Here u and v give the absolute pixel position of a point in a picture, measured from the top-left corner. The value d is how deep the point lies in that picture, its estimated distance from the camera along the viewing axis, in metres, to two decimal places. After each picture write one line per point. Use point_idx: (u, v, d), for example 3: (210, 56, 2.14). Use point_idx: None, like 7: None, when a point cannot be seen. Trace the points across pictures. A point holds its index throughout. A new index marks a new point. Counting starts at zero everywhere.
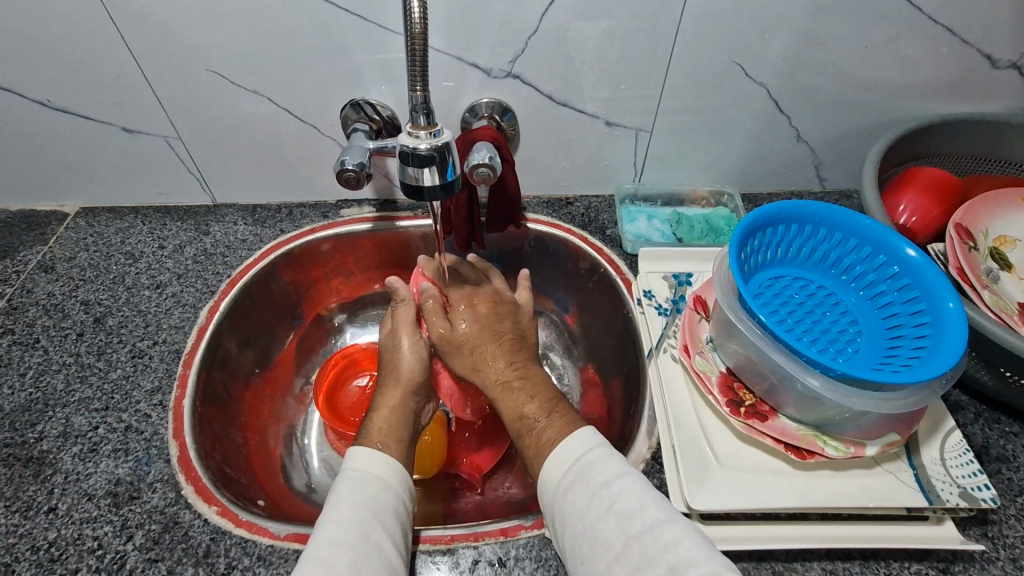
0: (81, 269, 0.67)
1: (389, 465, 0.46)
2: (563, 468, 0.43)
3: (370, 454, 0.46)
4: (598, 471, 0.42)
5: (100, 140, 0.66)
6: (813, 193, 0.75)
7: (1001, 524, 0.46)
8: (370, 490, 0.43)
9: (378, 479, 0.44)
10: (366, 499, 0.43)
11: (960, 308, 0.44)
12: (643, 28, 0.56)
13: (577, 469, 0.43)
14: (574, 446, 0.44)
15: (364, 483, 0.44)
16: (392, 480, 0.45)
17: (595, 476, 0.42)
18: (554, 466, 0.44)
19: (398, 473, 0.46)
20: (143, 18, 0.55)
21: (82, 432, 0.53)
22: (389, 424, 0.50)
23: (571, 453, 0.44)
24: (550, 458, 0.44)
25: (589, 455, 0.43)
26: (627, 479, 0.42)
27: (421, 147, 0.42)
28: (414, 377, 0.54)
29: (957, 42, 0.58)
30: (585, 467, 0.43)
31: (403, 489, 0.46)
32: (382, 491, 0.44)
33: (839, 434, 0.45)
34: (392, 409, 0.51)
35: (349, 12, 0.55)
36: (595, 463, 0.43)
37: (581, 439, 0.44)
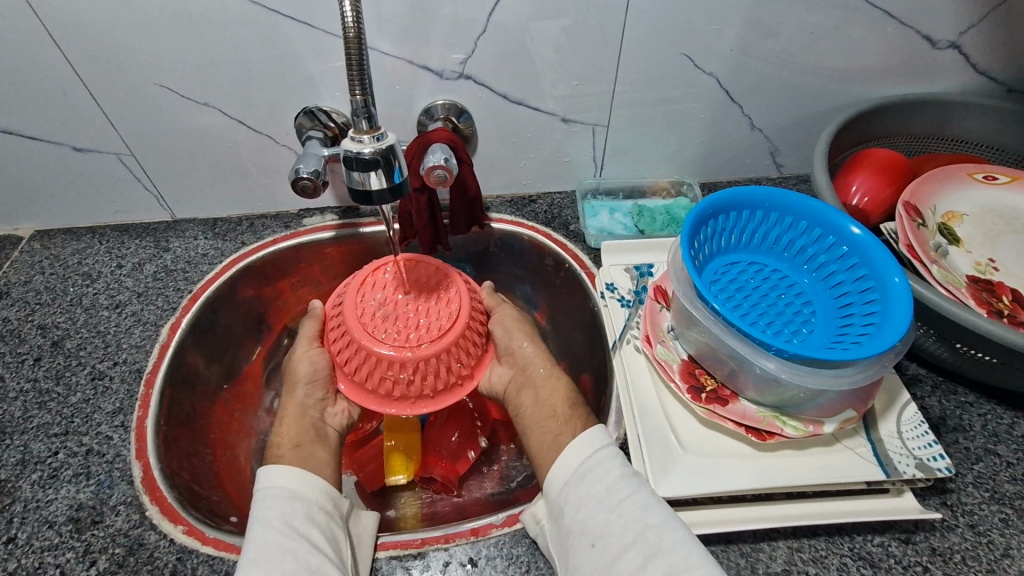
0: (37, 292, 0.66)
1: (295, 475, 0.46)
2: (579, 458, 0.46)
3: (278, 471, 0.46)
4: (610, 464, 0.45)
5: (50, 161, 0.65)
6: (771, 179, 0.76)
7: (959, 492, 0.47)
8: (278, 503, 0.44)
9: (284, 490, 0.45)
10: (276, 513, 0.43)
11: (905, 282, 0.45)
12: (590, 24, 0.57)
13: (590, 462, 0.45)
14: (592, 439, 0.47)
15: (274, 497, 0.44)
16: (302, 485, 0.46)
17: (609, 469, 0.44)
18: (570, 455, 0.46)
19: (307, 479, 0.46)
20: (86, 36, 0.54)
21: (42, 458, 0.52)
22: (294, 429, 0.53)
23: (593, 444, 0.46)
24: (564, 453, 0.47)
25: (601, 451, 0.46)
26: (635, 475, 0.44)
27: (364, 151, 0.41)
28: (308, 380, 0.56)
29: (896, 24, 0.60)
30: (603, 458, 0.45)
31: (317, 490, 0.46)
32: (290, 500, 0.44)
33: (799, 413, 0.46)
34: (293, 413, 0.54)
35: (294, 19, 0.54)
36: (612, 457, 0.45)
37: (598, 434, 0.47)
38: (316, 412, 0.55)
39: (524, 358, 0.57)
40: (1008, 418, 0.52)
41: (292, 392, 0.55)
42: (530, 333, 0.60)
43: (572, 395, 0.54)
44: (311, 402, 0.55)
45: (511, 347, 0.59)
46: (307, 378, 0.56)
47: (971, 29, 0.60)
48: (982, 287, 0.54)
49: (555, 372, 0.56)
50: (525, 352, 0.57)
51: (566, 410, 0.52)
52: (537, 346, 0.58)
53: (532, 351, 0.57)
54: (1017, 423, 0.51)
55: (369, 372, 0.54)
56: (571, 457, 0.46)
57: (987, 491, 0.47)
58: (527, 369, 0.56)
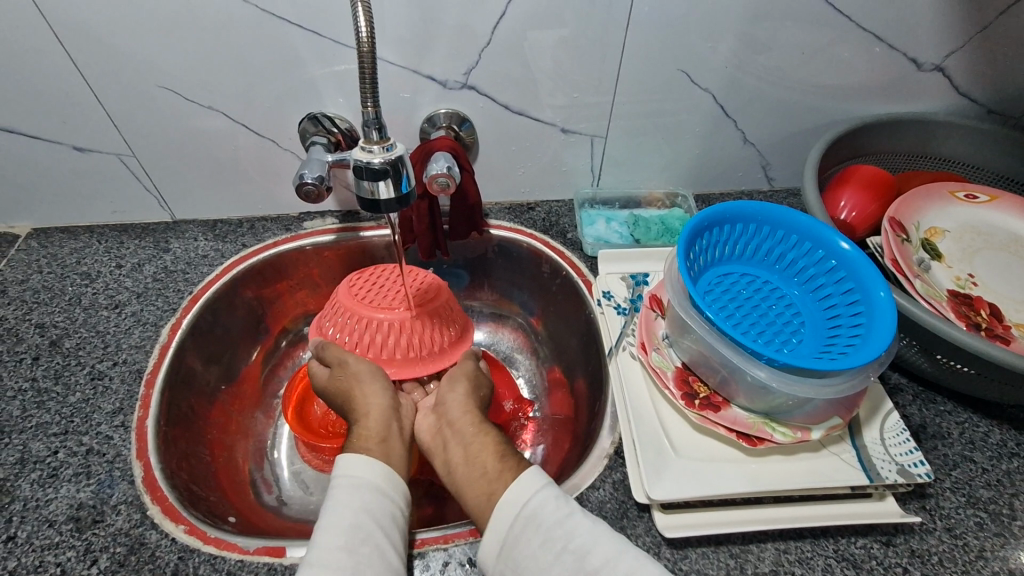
0: (34, 291, 0.65)
1: (383, 471, 0.46)
2: (514, 511, 0.43)
3: (364, 462, 0.46)
4: (546, 511, 0.43)
5: (51, 161, 0.65)
6: (762, 192, 0.78)
7: (938, 497, 0.49)
8: (365, 495, 0.44)
9: (374, 484, 0.45)
10: (365, 504, 0.43)
11: (889, 297, 0.47)
12: (592, 37, 0.58)
13: (522, 516, 0.43)
14: (520, 491, 0.44)
15: (359, 488, 0.44)
16: (385, 481, 0.46)
17: (545, 518, 0.42)
18: (502, 513, 0.43)
19: (390, 475, 0.47)
20: (91, 37, 0.54)
21: (41, 457, 0.52)
22: (378, 425, 0.51)
23: (522, 496, 0.44)
24: (495, 514, 0.43)
25: (534, 500, 0.43)
26: (571, 518, 0.42)
27: (375, 161, 0.42)
28: (377, 377, 0.57)
29: (884, 47, 0.62)
30: (535, 507, 0.43)
31: (398, 491, 0.46)
32: (378, 494, 0.45)
33: (787, 420, 0.48)
34: (377, 409, 0.53)
35: (302, 27, 0.55)
36: (544, 504, 0.43)
37: (527, 482, 0.44)
38: (397, 409, 0.55)
39: (452, 410, 0.54)
40: (984, 426, 0.54)
41: (365, 390, 0.55)
42: (467, 385, 0.57)
43: (504, 449, 0.50)
44: (389, 400, 0.55)
45: (447, 398, 0.56)
46: (376, 375, 0.57)
47: (954, 54, 0.63)
48: (961, 300, 0.56)
49: (485, 426, 0.52)
50: (455, 405, 0.55)
51: (498, 464, 0.48)
52: (471, 398, 0.56)
53: (463, 402, 0.55)
54: (992, 430, 0.54)
55: (368, 339, 0.61)
56: (501, 515, 0.43)
57: (964, 496, 0.49)
58: (454, 424, 0.53)
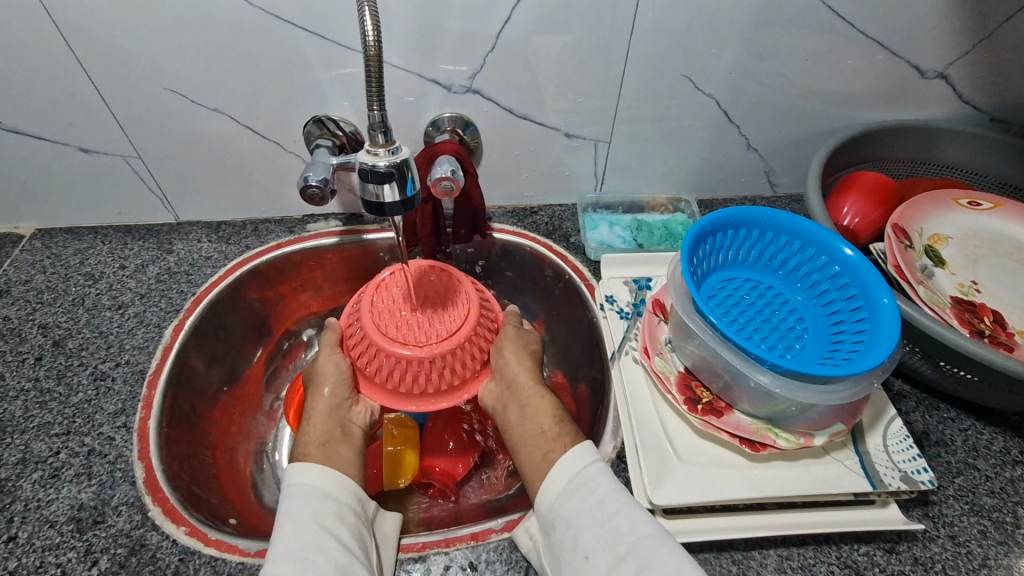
0: (38, 291, 0.66)
1: (327, 474, 0.46)
2: (569, 474, 0.45)
3: (307, 468, 0.47)
4: (600, 480, 0.45)
5: (56, 162, 0.65)
6: (765, 198, 0.79)
7: (941, 504, 0.49)
8: (310, 501, 0.44)
9: (316, 488, 0.45)
10: (308, 510, 0.44)
11: (893, 303, 0.47)
12: (597, 42, 0.58)
13: (579, 480, 0.45)
14: (579, 455, 0.46)
15: (304, 495, 0.45)
16: (330, 483, 0.46)
17: (600, 483, 0.44)
18: (560, 470, 0.46)
19: (335, 477, 0.47)
20: (97, 39, 0.55)
21: (43, 458, 0.52)
22: (319, 428, 0.52)
23: (580, 460, 0.46)
24: (555, 468, 0.46)
25: (592, 466, 0.46)
26: (625, 491, 0.44)
27: (380, 164, 0.42)
28: (336, 378, 0.56)
29: (888, 54, 0.62)
30: (591, 475, 0.45)
31: (346, 491, 0.46)
32: (323, 498, 0.45)
33: (790, 426, 0.48)
34: (320, 413, 0.53)
35: (309, 31, 0.55)
36: (600, 473, 0.45)
37: (585, 449, 0.47)
38: (343, 411, 0.54)
39: (510, 372, 0.56)
40: (988, 433, 0.54)
41: (319, 391, 0.55)
42: (515, 348, 0.58)
43: (559, 412, 0.52)
44: (338, 401, 0.55)
45: (498, 362, 0.57)
46: (335, 377, 0.56)
47: (958, 61, 0.63)
48: (965, 307, 0.56)
49: (540, 388, 0.54)
50: (511, 368, 0.56)
51: (554, 427, 0.50)
52: (524, 361, 0.57)
53: (519, 366, 0.56)
54: (995, 438, 0.54)
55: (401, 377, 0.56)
56: (556, 476, 0.46)
57: (967, 503, 0.49)
58: (510, 385, 0.55)
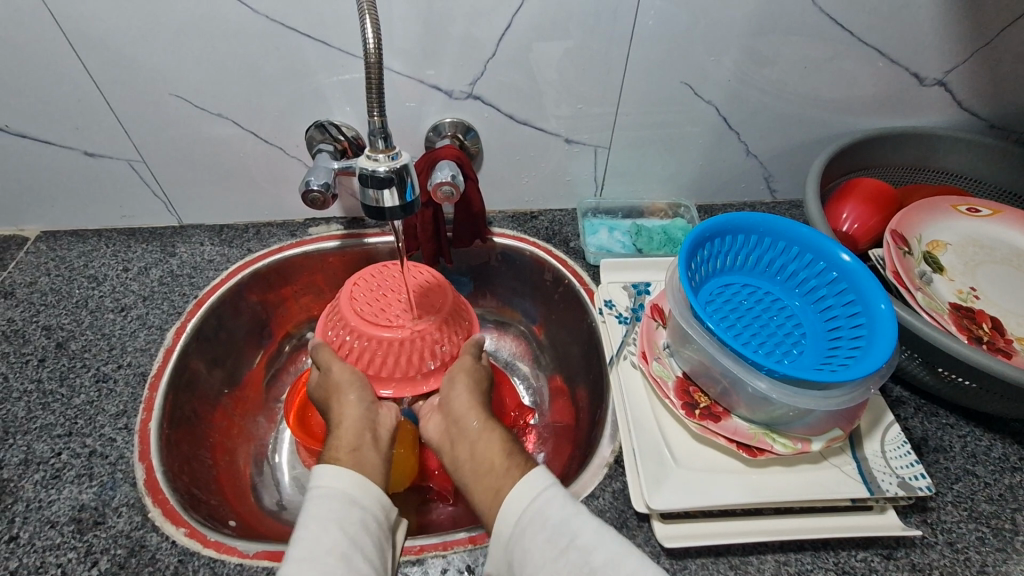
0: (42, 293, 0.66)
1: (355, 479, 0.46)
2: (522, 505, 0.43)
3: (337, 471, 0.46)
4: (553, 508, 0.43)
5: (61, 165, 0.66)
6: (765, 204, 0.79)
7: (939, 510, 0.49)
8: (336, 505, 0.44)
9: (343, 493, 0.45)
10: (333, 515, 0.43)
11: (890, 309, 0.47)
12: (596, 49, 0.59)
13: (531, 509, 0.43)
14: (531, 484, 0.44)
15: (330, 498, 0.44)
16: (358, 489, 0.45)
17: (551, 514, 0.42)
18: (511, 505, 0.43)
19: (363, 484, 0.46)
20: (103, 45, 0.55)
21: (45, 458, 0.52)
22: (351, 434, 0.51)
23: (529, 492, 0.44)
24: (502, 508, 0.44)
25: (541, 496, 0.43)
26: (579, 515, 0.42)
27: (380, 169, 0.43)
28: (357, 386, 0.55)
29: (887, 61, 0.63)
30: (541, 506, 0.43)
31: (372, 498, 0.46)
32: (348, 503, 0.44)
33: (788, 431, 0.48)
34: (351, 419, 0.52)
35: (312, 38, 0.56)
36: (551, 501, 0.43)
37: (535, 478, 0.45)
38: (370, 417, 0.54)
39: (457, 409, 0.54)
40: (987, 440, 0.54)
41: (342, 398, 0.54)
42: (466, 380, 0.56)
43: (509, 444, 0.50)
44: (365, 408, 0.54)
45: (448, 395, 0.56)
46: (359, 383, 0.56)
47: (957, 69, 0.63)
48: (963, 313, 0.56)
49: (490, 422, 0.52)
50: (459, 403, 0.54)
51: (504, 460, 0.48)
52: (474, 395, 0.55)
53: (467, 401, 0.54)
54: (994, 444, 0.54)
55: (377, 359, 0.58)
56: (510, 507, 0.43)
57: (965, 510, 0.49)
58: (459, 420, 0.53)
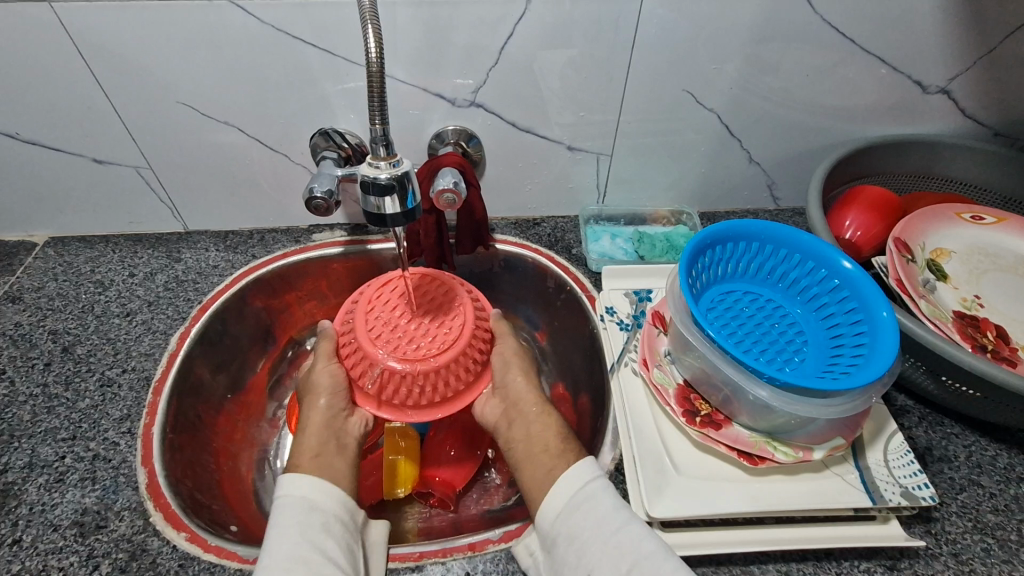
0: (49, 298, 0.67)
1: (316, 485, 0.47)
2: (570, 490, 0.46)
3: (294, 479, 0.47)
4: (603, 495, 0.45)
5: (70, 172, 0.67)
6: (768, 211, 0.79)
7: (944, 521, 0.48)
8: (296, 512, 0.45)
9: (304, 499, 0.46)
10: (294, 521, 0.44)
11: (892, 317, 0.47)
12: (598, 58, 0.59)
13: (583, 492, 0.45)
14: (585, 469, 0.47)
15: (290, 506, 0.45)
16: (317, 494, 0.46)
17: (599, 502, 0.44)
18: (561, 488, 0.46)
19: (324, 488, 0.47)
20: (113, 55, 0.56)
21: (49, 462, 0.53)
22: (314, 440, 0.53)
23: (579, 478, 0.46)
24: (552, 490, 0.46)
25: (595, 482, 0.46)
26: (625, 507, 0.44)
27: (381, 177, 0.43)
28: (333, 390, 0.56)
29: (889, 70, 0.63)
30: (594, 490, 0.45)
31: (333, 502, 0.46)
32: (307, 509, 0.45)
33: (789, 439, 0.48)
34: (316, 423, 0.54)
35: (316, 46, 0.57)
36: (603, 489, 0.45)
37: (589, 465, 0.47)
38: (337, 424, 0.55)
39: (516, 394, 0.57)
40: (992, 450, 0.53)
41: (316, 402, 0.56)
42: (522, 365, 0.59)
43: (563, 430, 0.53)
44: (332, 414, 0.55)
45: (503, 380, 0.58)
46: (333, 388, 0.57)
47: (960, 76, 0.63)
48: (967, 322, 0.56)
49: (546, 407, 0.56)
50: (517, 385, 0.57)
51: (559, 444, 0.51)
52: (529, 378, 0.58)
53: (523, 385, 0.57)
54: (1000, 454, 0.53)
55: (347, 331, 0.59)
56: (561, 490, 0.46)
57: (971, 520, 0.48)
58: (516, 404, 0.56)
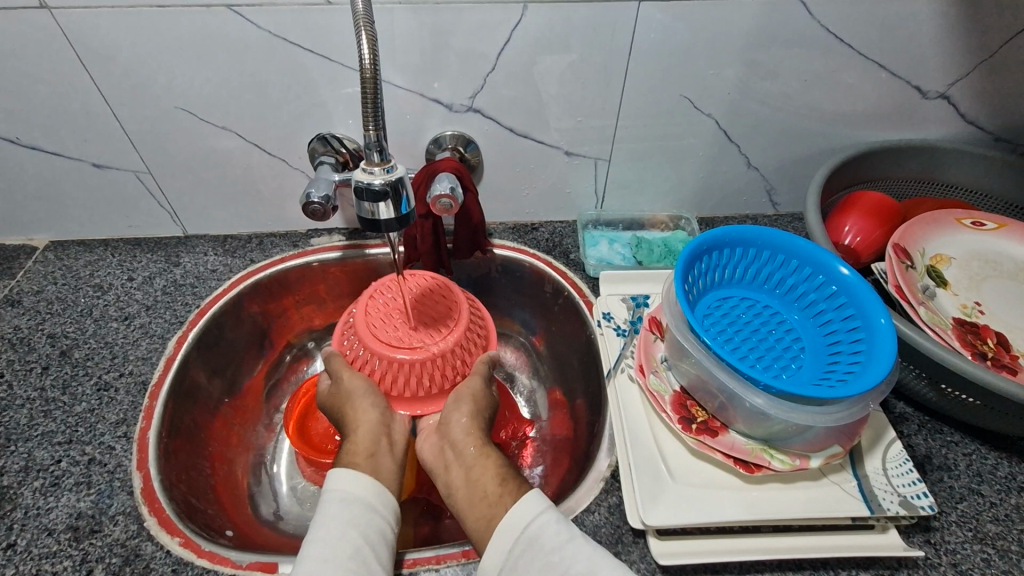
0: (48, 302, 0.67)
1: (372, 487, 0.47)
2: (513, 535, 0.43)
3: (354, 477, 0.47)
4: (547, 533, 0.43)
5: (69, 176, 0.67)
6: (767, 216, 0.79)
7: (943, 530, 0.48)
8: (354, 508, 0.45)
9: (362, 498, 0.46)
10: (355, 519, 0.44)
11: (890, 324, 0.46)
12: (595, 64, 0.59)
13: (525, 535, 0.43)
14: (526, 510, 0.44)
15: (350, 503, 0.45)
16: (377, 498, 0.46)
17: (546, 541, 0.42)
18: (503, 533, 0.43)
19: (382, 492, 0.47)
20: (112, 60, 0.57)
21: (45, 466, 0.53)
22: (367, 437, 0.51)
23: (521, 519, 0.44)
24: (492, 540, 0.43)
25: (539, 520, 0.43)
26: (569, 541, 0.42)
27: (375, 182, 0.43)
28: (368, 392, 0.55)
29: (888, 75, 0.62)
30: (537, 528, 0.43)
31: (388, 507, 0.47)
32: (368, 510, 0.45)
33: (786, 447, 0.47)
34: (365, 425, 0.53)
35: (313, 52, 0.57)
36: (545, 526, 0.43)
37: (530, 504, 0.45)
38: (386, 423, 0.54)
39: (455, 431, 0.53)
40: (992, 458, 0.53)
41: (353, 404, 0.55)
42: (473, 405, 0.55)
43: (505, 471, 0.49)
44: (379, 413, 0.54)
45: (449, 418, 0.55)
46: (368, 392, 0.55)
47: (959, 82, 0.63)
48: (967, 329, 0.55)
49: (486, 448, 0.52)
50: (458, 426, 0.53)
51: (498, 488, 0.47)
52: (475, 419, 0.54)
53: (467, 426, 0.53)
54: (1000, 463, 0.53)
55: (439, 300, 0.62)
56: (500, 540, 0.43)
57: (970, 530, 0.48)
58: (455, 444, 0.53)
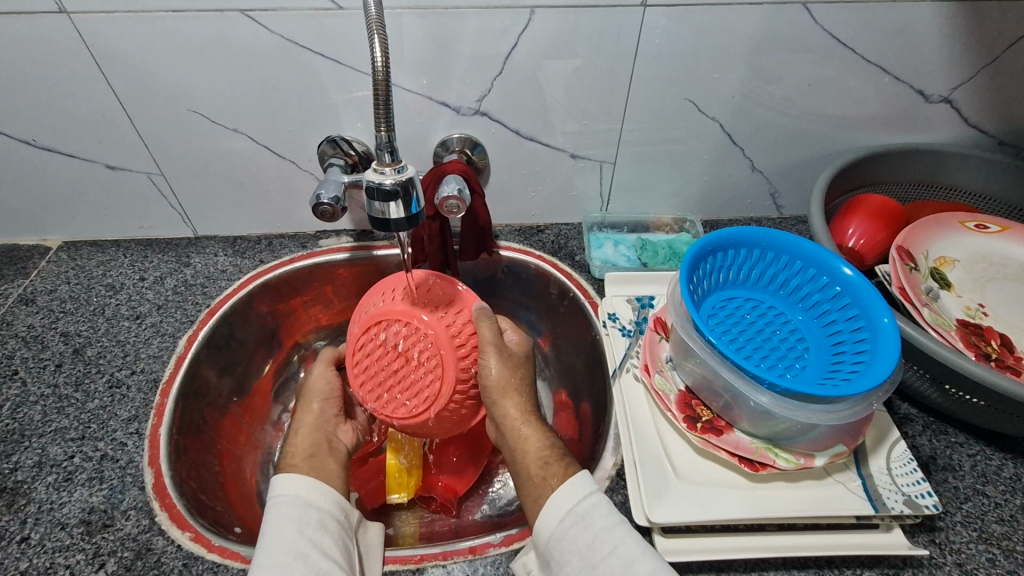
0: (61, 301, 0.68)
1: (308, 483, 0.47)
2: (562, 510, 0.44)
3: (290, 478, 0.47)
4: (596, 515, 0.43)
5: (83, 178, 0.68)
6: (771, 220, 0.79)
7: (948, 530, 0.48)
8: (291, 510, 0.45)
9: (297, 497, 0.46)
10: (291, 520, 0.44)
11: (893, 323, 0.47)
12: (602, 68, 0.60)
13: (575, 513, 0.43)
14: (576, 488, 0.45)
15: (286, 504, 0.45)
16: (314, 493, 0.46)
17: (594, 522, 0.42)
18: (553, 509, 0.44)
19: (317, 487, 0.47)
20: (127, 63, 0.58)
21: (58, 461, 0.53)
22: (306, 441, 0.53)
23: (571, 497, 0.44)
24: (544, 510, 0.44)
25: (585, 501, 0.44)
26: (619, 525, 0.42)
27: (387, 182, 0.44)
28: (323, 396, 0.58)
29: (891, 79, 0.63)
30: (586, 510, 0.43)
31: (328, 499, 0.47)
32: (304, 507, 0.45)
33: (790, 446, 0.48)
34: (308, 426, 0.55)
35: (324, 56, 0.58)
36: (596, 508, 0.43)
37: (581, 483, 0.45)
38: (328, 427, 0.56)
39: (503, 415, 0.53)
40: (997, 459, 0.53)
41: (308, 404, 0.58)
42: (510, 387, 0.54)
43: (551, 449, 0.50)
44: (324, 416, 0.57)
45: (492, 405, 0.54)
46: (322, 395, 0.58)
47: (962, 86, 0.63)
48: (971, 330, 0.56)
49: (539, 428, 0.52)
50: (505, 411, 0.53)
51: (541, 469, 0.48)
52: (520, 399, 0.53)
53: (514, 409, 0.53)
54: (1005, 464, 0.53)
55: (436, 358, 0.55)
56: (553, 510, 0.44)
57: (975, 530, 0.48)
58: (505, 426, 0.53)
